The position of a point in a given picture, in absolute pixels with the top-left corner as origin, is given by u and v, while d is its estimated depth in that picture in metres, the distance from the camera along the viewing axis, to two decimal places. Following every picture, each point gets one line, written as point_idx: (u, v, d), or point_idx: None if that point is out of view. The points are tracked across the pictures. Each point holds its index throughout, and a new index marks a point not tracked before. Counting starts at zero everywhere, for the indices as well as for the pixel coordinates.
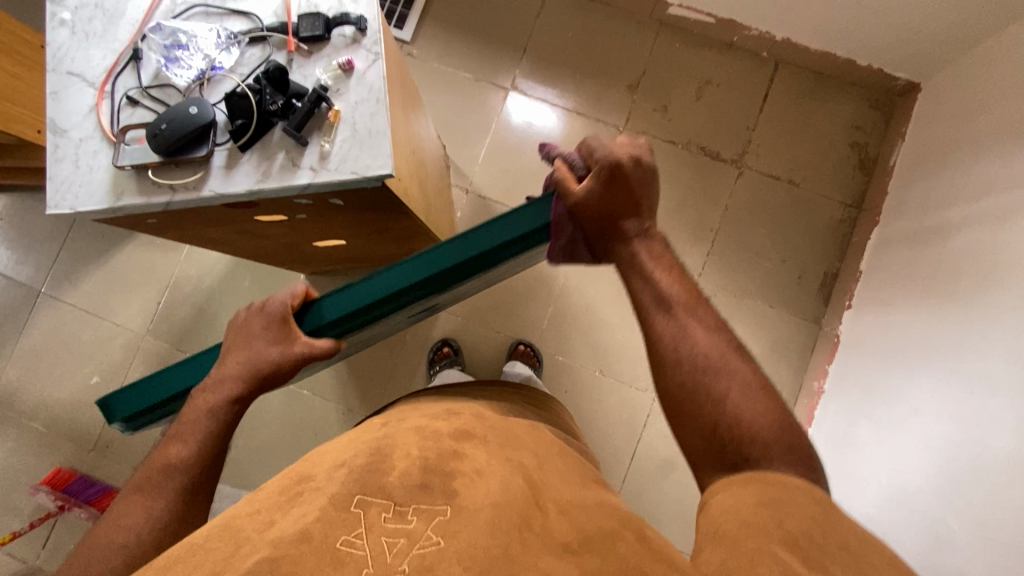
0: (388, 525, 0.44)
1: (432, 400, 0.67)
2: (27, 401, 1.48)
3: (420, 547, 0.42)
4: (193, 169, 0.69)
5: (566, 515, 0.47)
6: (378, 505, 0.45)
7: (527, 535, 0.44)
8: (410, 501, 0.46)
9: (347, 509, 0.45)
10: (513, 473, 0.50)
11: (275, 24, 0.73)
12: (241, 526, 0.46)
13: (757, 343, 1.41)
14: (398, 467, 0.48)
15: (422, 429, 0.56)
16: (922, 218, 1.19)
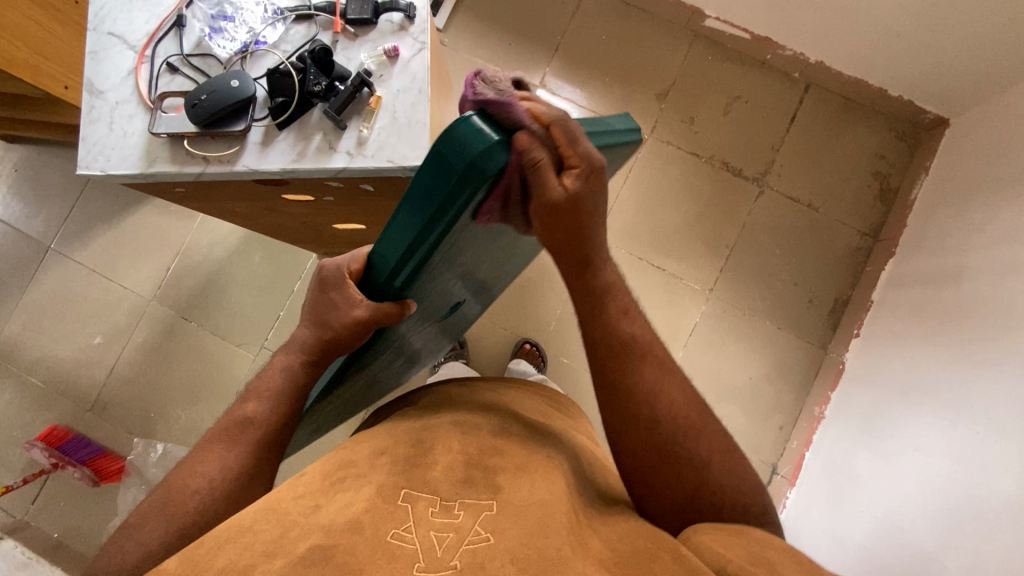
0: (435, 519, 0.44)
1: (464, 394, 0.67)
2: (29, 357, 1.47)
3: (469, 544, 0.42)
4: (228, 142, 0.69)
5: (602, 531, 0.47)
6: (425, 499, 0.46)
7: (573, 534, 0.45)
8: (454, 496, 0.46)
9: (396, 502, 0.45)
10: (551, 473, 0.51)
11: (323, 3, 0.72)
12: (283, 505, 0.46)
13: (761, 363, 1.42)
14: (443, 460, 0.50)
15: (460, 423, 0.57)
16: (940, 256, 1.19)
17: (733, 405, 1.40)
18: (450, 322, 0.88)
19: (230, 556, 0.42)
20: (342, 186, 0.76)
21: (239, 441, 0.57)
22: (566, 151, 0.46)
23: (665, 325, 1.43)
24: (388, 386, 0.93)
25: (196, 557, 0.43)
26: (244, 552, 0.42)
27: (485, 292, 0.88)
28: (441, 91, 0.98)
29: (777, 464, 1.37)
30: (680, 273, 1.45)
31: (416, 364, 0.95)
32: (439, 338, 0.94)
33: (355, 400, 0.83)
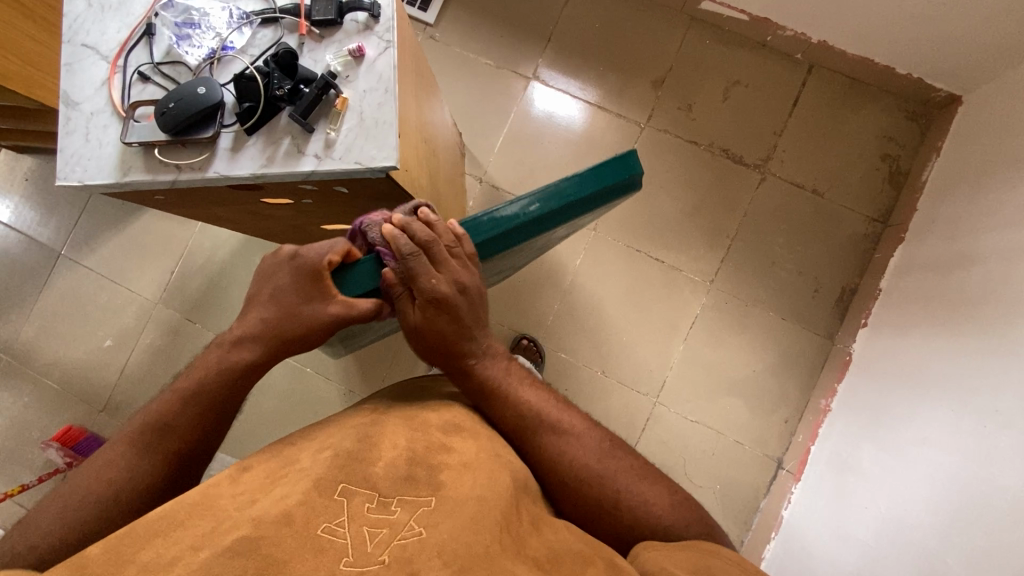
0: (370, 515, 0.44)
1: (423, 387, 0.69)
2: (44, 359, 1.53)
3: (401, 538, 0.43)
4: (200, 150, 0.69)
5: (540, 530, 0.49)
6: (362, 495, 0.46)
7: (508, 533, 0.46)
8: (394, 492, 0.47)
9: (332, 496, 0.45)
10: (497, 466, 0.52)
11: (288, 5, 0.71)
12: (219, 500, 0.47)
13: (765, 355, 1.38)
14: (386, 456, 0.49)
15: (411, 418, 0.57)
16: (951, 241, 1.13)
17: (734, 398, 1.38)
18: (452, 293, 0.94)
19: (164, 551, 0.42)
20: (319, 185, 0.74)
21: None
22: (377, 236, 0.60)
23: (663, 318, 1.41)
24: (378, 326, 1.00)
25: (121, 546, 0.43)
26: (171, 545, 0.43)
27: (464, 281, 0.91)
28: (424, 90, 0.96)
29: (782, 458, 1.35)
30: (678, 264, 1.42)
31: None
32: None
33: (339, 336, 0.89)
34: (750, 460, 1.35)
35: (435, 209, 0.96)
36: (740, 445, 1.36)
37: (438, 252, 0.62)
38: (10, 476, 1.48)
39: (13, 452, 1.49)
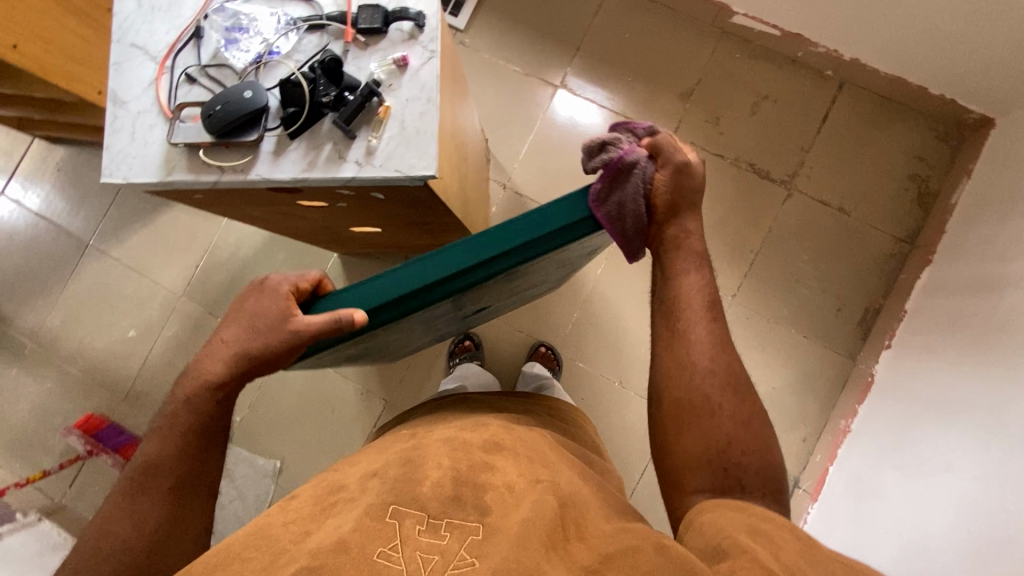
0: (422, 539, 0.46)
1: (459, 410, 0.69)
2: (69, 347, 1.55)
3: (454, 567, 0.44)
4: (243, 152, 0.70)
5: (589, 540, 0.48)
6: (412, 517, 0.47)
7: (555, 548, 0.46)
8: (442, 514, 0.48)
9: (383, 518, 0.47)
10: (542, 484, 0.52)
11: (335, 13, 0.72)
12: (274, 529, 0.49)
13: (785, 373, 1.37)
14: (432, 475, 0.51)
15: (453, 440, 0.57)
16: (979, 267, 1.12)
17: None
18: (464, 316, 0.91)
19: None
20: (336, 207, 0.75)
21: None
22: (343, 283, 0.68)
23: None
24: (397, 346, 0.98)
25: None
26: None
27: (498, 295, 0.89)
28: (458, 97, 0.97)
29: (798, 477, 1.32)
30: None
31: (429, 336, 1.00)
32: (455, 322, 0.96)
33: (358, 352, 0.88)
34: None
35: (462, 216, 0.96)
36: None
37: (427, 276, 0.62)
38: (31, 461, 1.51)
39: (36, 437, 1.52)
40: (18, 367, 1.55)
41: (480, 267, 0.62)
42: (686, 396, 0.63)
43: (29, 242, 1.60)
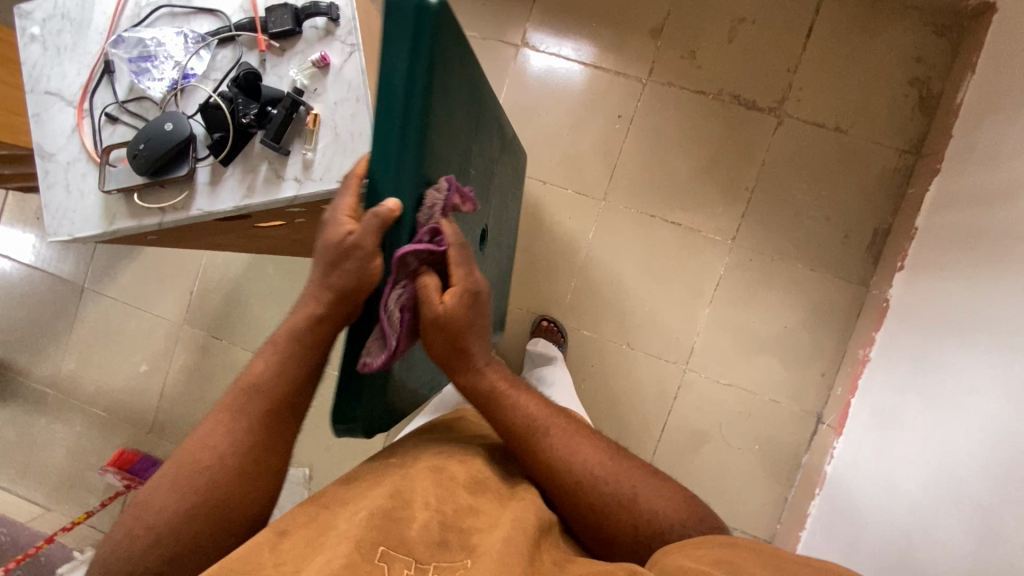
0: None
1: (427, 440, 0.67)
2: (88, 390, 1.59)
3: None
4: (179, 188, 0.67)
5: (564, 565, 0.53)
6: (401, 560, 0.48)
7: (531, 564, 0.50)
8: (430, 558, 0.49)
9: (374, 560, 0.48)
10: (523, 513, 0.56)
11: (243, 20, 0.68)
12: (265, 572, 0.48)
13: (797, 309, 1.32)
14: (419, 518, 0.52)
15: (437, 471, 0.59)
16: (990, 171, 1.03)
17: (767, 357, 1.34)
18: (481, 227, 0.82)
19: None
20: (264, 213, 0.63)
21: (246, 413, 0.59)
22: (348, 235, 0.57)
23: (686, 282, 1.36)
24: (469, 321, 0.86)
25: None
26: None
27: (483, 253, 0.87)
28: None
29: (822, 413, 1.30)
30: (696, 225, 1.35)
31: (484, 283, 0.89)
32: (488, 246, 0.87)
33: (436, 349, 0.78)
34: (788, 416, 1.33)
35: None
36: (776, 403, 1.33)
37: (386, 159, 0.56)
38: (77, 501, 1.57)
39: (77, 478, 1.58)
40: (46, 416, 1.60)
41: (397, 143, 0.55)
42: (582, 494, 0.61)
43: (27, 294, 1.62)
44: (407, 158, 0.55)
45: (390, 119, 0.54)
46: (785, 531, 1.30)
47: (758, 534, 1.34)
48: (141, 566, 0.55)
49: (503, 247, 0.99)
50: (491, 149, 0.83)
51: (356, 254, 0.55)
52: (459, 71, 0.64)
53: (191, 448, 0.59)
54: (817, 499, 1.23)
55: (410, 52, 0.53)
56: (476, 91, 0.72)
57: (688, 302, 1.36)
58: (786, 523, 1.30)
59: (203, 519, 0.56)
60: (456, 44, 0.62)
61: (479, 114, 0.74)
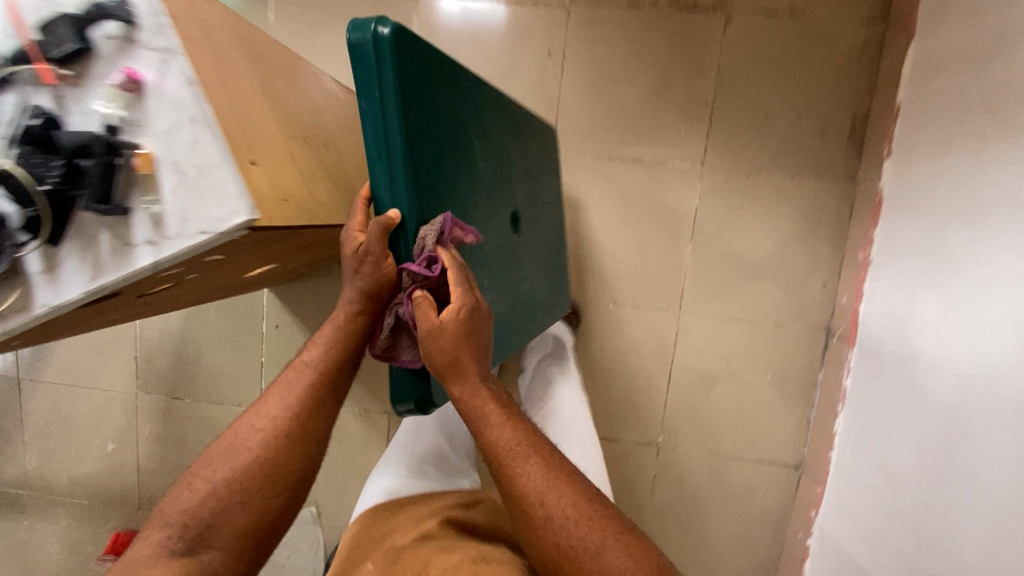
0: None
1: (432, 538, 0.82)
2: (60, 482, 1.46)
3: None
4: (12, 283, 0.55)
5: None
6: None
7: None
8: None
9: None
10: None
11: (9, 51, 0.52)
12: None
13: (785, 223, 1.21)
14: None
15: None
16: (973, 21, 0.88)
17: (764, 282, 1.23)
18: (506, 215, 0.90)
19: None
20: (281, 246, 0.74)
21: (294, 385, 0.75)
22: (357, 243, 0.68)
23: (662, 222, 1.24)
24: (520, 296, 0.95)
25: None
26: None
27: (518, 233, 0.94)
28: (281, 85, 0.75)
29: (831, 326, 1.22)
30: (660, 157, 1.22)
31: (525, 263, 0.97)
32: (519, 231, 0.94)
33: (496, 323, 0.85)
34: (797, 338, 1.24)
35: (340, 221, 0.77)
36: (781, 327, 1.24)
37: (389, 184, 0.65)
38: None
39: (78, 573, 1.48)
40: (25, 519, 1.48)
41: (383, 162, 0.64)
42: (552, 534, 0.66)
43: None
44: (410, 179, 0.65)
45: (376, 143, 0.64)
46: (813, 454, 1.25)
47: (787, 461, 1.29)
48: (209, 510, 0.69)
49: (543, 223, 1.07)
50: (501, 138, 0.89)
51: (368, 261, 0.67)
52: (440, 84, 0.72)
53: (244, 424, 0.74)
54: (842, 416, 1.17)
55: (383, 91, 0.62)
56: (464, 97, 0.79)
57: (669, 243, 1.24)
58: (813, 445, 1.25)
59: (258, 475, 0.71)
60: (428, 68, 0.69)
61: (475, 115, 0.81)
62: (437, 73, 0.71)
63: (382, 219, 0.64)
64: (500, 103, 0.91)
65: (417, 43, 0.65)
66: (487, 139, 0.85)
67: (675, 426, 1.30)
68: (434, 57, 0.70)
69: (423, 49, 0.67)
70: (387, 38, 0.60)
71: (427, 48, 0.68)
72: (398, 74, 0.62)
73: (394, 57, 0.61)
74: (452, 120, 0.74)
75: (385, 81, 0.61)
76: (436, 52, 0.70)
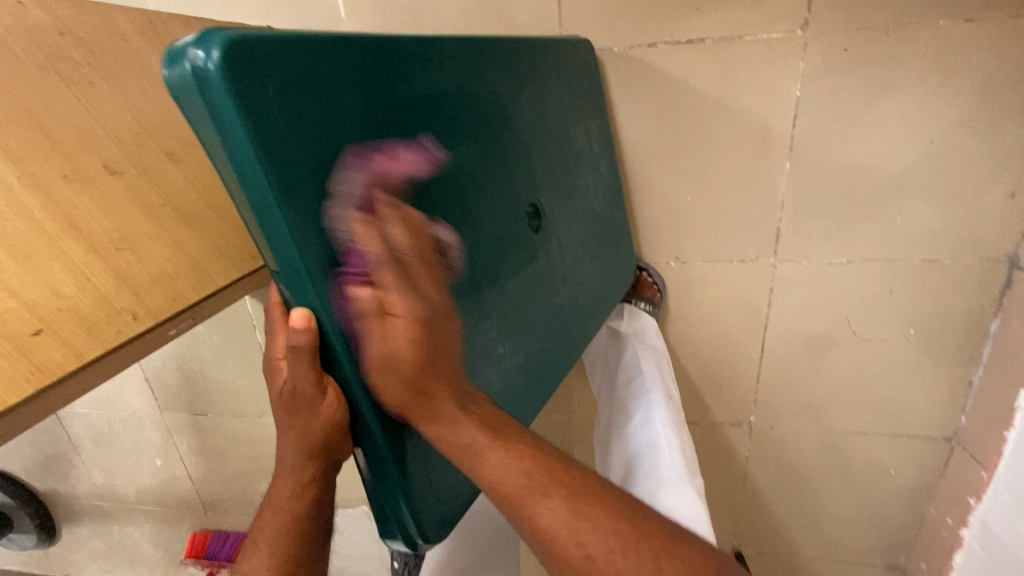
0: None
1: None
2: (129, 495, 1.47)
3: None
4: None
5: None
6: None
7: None
8: None
9: None
10: None
11: None
12: None
13: (949, 101, 0.75)
14: None
15: None
16: None
17: (911, 199, 0.81)
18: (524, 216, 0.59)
19: None
20: (185, 321, 0.53)
21: (275, 533, 0.44)
22: (279, 356, 0.42)
23: (741, 131, 0.81)
24: (564, 316, 0.66)
25: None
26: None
27: (547, 229, 0.63)
28: (47, 86, 0.47)
29: (1021, 252, 0.79)
30: (728, 30, 0.77)
31: (567, 268, 0.67)
32: (549, 226, 0.63)
33: (534, 378, 0.59)
34: (961, 274, 0.83)
35: (212, 285, 0.55)
36: (937, 261, 0.83)
37: (301, 283, 0.36)
38: None
39: (173, 567, 1.54)
40: (113, 525, 1.53)
41: (279, 248, 0.35)
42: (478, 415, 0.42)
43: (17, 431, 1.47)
44: (334, 294, 0.37)
45: (259, 218, 0.34)
46: (976, 425, 0.90)
47: (932, 434, 0.95)
48: None
49: (586, 186, 0.72)
50: (498, 110, 0.56)
51: (298, 404, 0.40)
52: (362, 97, 0.39)
53: None
54: None
55: (238, 168, 0.32)
56: (404, 62, 0.44)
57: (753, 161, 0.83)
58: (976, 415, 0.90)
59: None
60: (318, 47, 0.36)
61: (441, 104, 0.48)
62: (352, 81, 0.39)
63: (296, 330, 0.37)
64: (473, 39, 0.54)
65: (283, 46, 0.33)
66: (472, 121, 0.52)
67: (773, 400, 0.99)
68: (336, 54, 0.37)
69: (303, 55, 0.35)
70: (214, 74, 0.30)
71: (309, 43, 0.35)
72: (257, 134, 0.31)
73: (240, 104, 0.30)
74: (403, 140, 0.43)
75: (239, 153, 0.32)
76: (335, 39, 0.38)
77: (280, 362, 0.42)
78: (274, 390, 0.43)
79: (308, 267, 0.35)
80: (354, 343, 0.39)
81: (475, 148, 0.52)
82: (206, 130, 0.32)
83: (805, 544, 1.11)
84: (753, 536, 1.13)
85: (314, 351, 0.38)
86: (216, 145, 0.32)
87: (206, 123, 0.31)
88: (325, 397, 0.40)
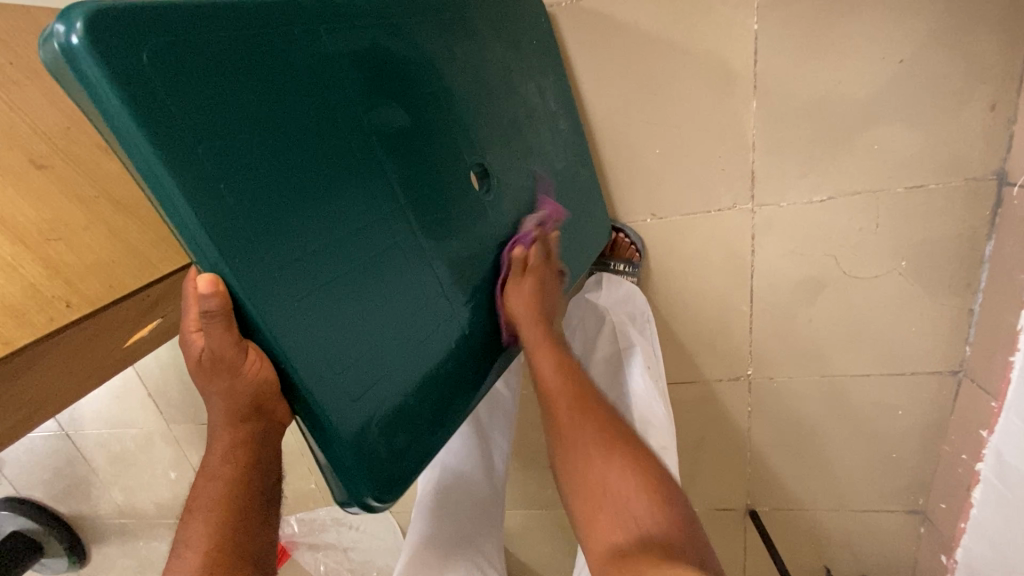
0: None
1: None
2: (149, 511, 1.50)
3: None
4: None
5: None
6: None
7: None
8: None
9: None
10: None
11: None
12: None
13: (913, 17, 0.72)
14: None
15: None
16: None
17: (886, 125, 0.78)
18: (466, 175, 0.59)
19: None
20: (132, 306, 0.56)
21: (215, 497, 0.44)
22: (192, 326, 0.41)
23: (699, 76, 0.79)
24: (524, 275, 0.65)
25: None
26: None
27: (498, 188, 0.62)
28: None
29: (1008, 167, 0.76)
30: None
31: (526, 226, 0.66)
32: (500, 185, 0.63)
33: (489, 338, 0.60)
34: (948, 197, 0.80)
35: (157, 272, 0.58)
36: (920, 187, 0.80)
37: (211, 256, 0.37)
38: None
39: None
40: (139, 541, 1.55)
41: (182, 222, 0.36)
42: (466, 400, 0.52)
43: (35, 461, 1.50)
44: (246, 262, 0.38)
45: (156, 191, 0.35)
46: (981, 355, 0.87)
47: (938, 369, 0.92)
48: None
49: (543, 145, 0.71)
50: (428, 70, 0.55)
51: (218, 369, 0.41)
52: (260, 58, 0.39)
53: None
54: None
55: (123, 141, 0.34)
56: (312, 21, 0.44)
57: (717, 105, 0.80)
58: (980, 344, 0.87)
59: None
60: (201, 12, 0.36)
61: (358, 64, 0.48)
62: (247, 43, 0.39)
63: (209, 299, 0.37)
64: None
65: (156, 13, 0.34)
66: (396, 80, 0.51)
67: (767, 351, 0.97)
68: (224, 19, 0.38)
69: (182, 22, 0.35)
70: (77, 47, 0.31)
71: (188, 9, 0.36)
72: (130, 101, 0.32)
73: (108, 76, 0.32)
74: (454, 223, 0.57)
75: (120, 129, 0.33)
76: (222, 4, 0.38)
77: (193, 334, 0.41)
78: (191, 361, 0.43)
79: (213, 239, 0.37)
80: (276, 314, 0.41)
81: (402, 110, 0.52)
82: (88, 105, 0.33)
83: (820, 495, 1.09)
84: (765, 492, 1.11)
85: (229, 315, 0.39)
86: (98, 116, 0.33)
87: (85, 98, 0.33)
88: (248, 357, 0.41)
